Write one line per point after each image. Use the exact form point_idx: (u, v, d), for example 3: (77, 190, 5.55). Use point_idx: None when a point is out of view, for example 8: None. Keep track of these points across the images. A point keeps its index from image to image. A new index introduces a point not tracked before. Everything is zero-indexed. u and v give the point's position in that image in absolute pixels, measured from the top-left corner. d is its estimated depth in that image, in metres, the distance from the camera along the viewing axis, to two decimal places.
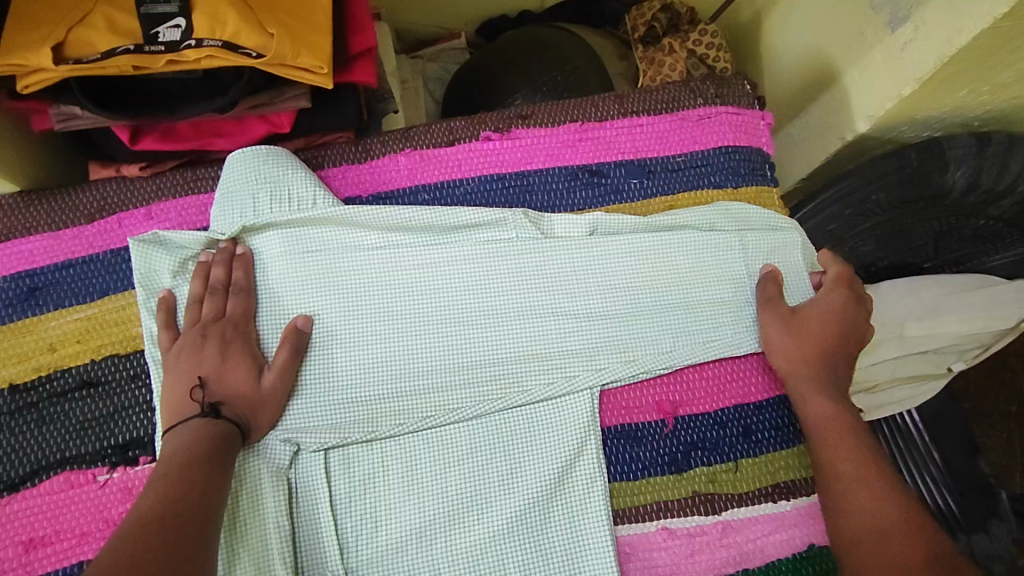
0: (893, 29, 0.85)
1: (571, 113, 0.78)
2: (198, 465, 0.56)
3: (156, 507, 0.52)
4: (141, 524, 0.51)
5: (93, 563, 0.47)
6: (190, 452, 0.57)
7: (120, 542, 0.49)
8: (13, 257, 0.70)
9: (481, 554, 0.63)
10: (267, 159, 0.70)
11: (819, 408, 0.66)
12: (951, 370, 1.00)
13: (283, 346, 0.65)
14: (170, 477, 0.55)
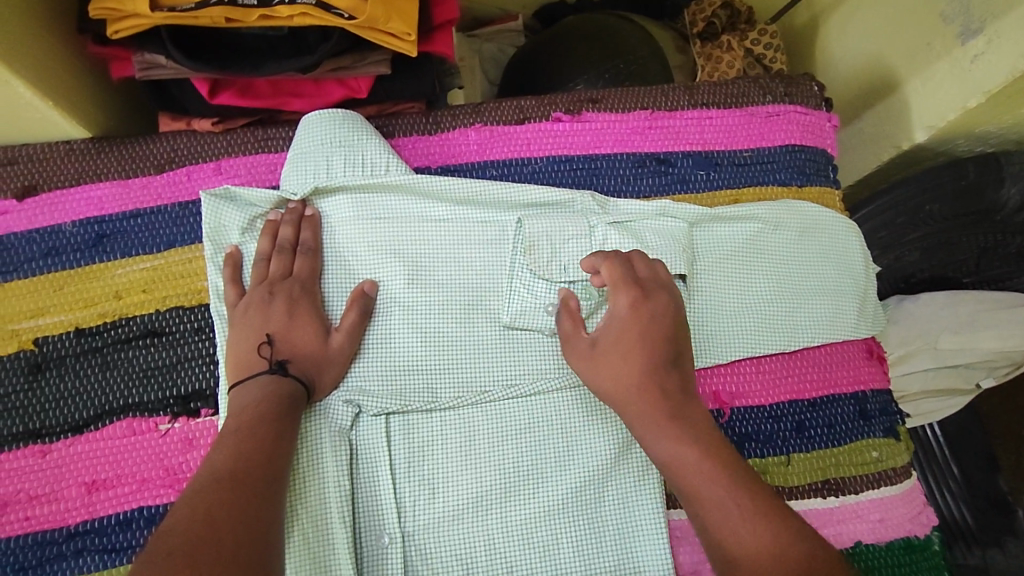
0: (963, 41, 0.84)
1: (640, 100, 0.78)
2: (267, 422, 0.56)
3: (227, 459, 0.52)
4: (215, 476, 0.50)
5: (169, 514, 0.47)
6: (259, 410, 0.57)
7: (194, 493, 0.49)
8: (82, 203, 0.70)
9: (535, 528, 0.64)
10: (342, 123, 0.69)
11: (661, 447, 0.55)
12: (978, 387, 0.99)
13: (350, 308, 0.65)
14: (241, 432, 0.55)
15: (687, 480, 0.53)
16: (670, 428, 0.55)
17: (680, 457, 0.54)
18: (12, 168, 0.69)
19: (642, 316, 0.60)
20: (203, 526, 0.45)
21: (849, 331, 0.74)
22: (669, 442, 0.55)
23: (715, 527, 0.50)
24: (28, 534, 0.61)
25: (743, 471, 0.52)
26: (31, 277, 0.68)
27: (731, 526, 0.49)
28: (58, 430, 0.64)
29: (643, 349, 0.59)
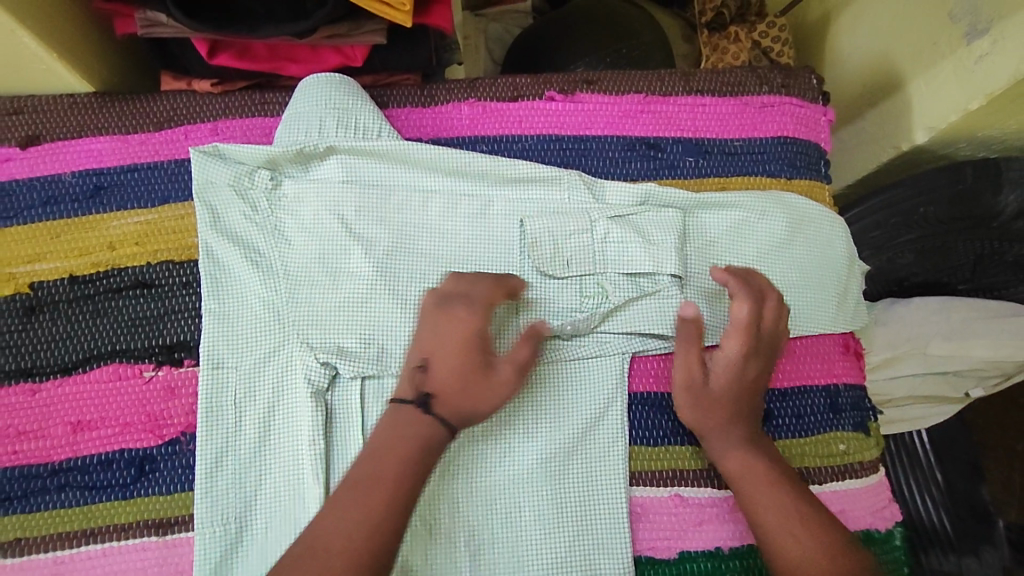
0: (969, 41, 0.83)
1: (636, 84, 0.78)
2: (406, 480, 0.54)
3: (353, 535, 0.51)
4: (335, 565, 0.49)
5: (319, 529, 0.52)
6: (393, 472, 0.54)
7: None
8: (81, 155, 0.72)
9: (497, 495, 0.66)
10: (338, 87, 0.71)
11: (731, 457, 0.64)
12: (967, 396, 0.96)
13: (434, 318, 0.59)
14: (375, 495, 0.53)
15: (749, 491, 0.62)
16: (746, 450, 0.64)
17: (741, 469, 0.63)
18: (17, 118, 0.71)
19: (745, 376, 0.65)
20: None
21: (826, 324, 0.74)
22: (739, 465, 0.63)
23: (776, 538, 0.58)
24: (15, 467, 0.64)
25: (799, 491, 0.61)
26: (29, 224, 0.70)
27: (784, 528, 0.58)
28: (48, 371, 0.67)
29: (741, 404, 0.65)
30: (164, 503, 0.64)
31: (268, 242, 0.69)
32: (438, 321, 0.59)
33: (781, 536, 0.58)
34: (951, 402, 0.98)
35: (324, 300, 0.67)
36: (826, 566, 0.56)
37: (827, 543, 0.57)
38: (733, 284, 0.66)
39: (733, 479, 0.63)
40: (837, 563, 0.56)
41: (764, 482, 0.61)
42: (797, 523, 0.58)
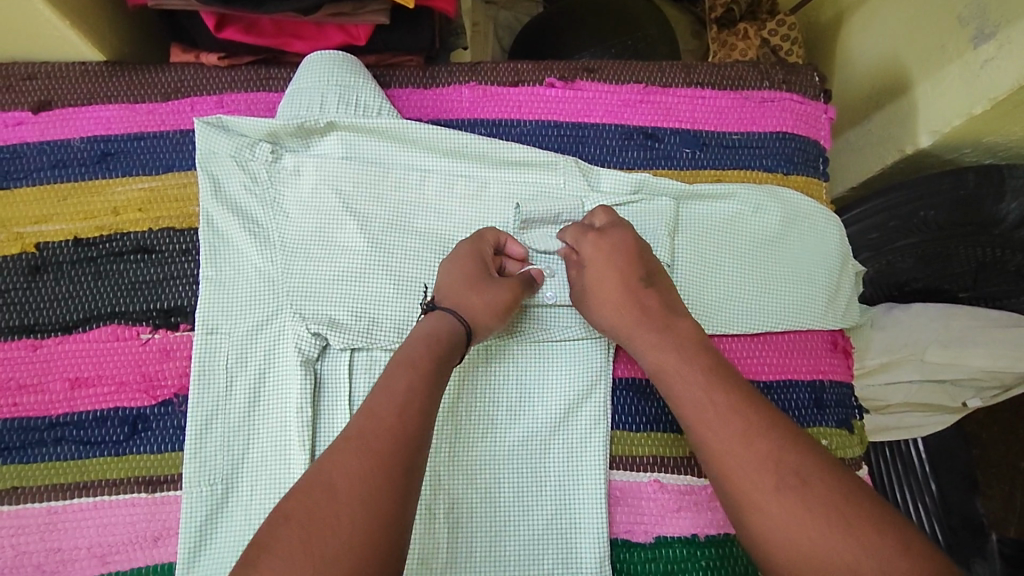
0: (976, 45, 0.82)
1: (636, 74, 0.79)
2: (421, 393, 0.54)
3: (392, 430, 0.51)
4: (376, 453, 0.49)
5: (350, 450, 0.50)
6: (407, 379, 0.55)
7: (359, 468, 0.48)
8: (91, 121, 0.74)
9: (479, 469, 0.66)
10: (341, 65, 0.72)
11: (654, 335, 0.62)
12: (965, 406, 0.95)
13: (451, 254, 0.66)
14: (399, 397, 0.53)
15: (729, 473, 0.53)
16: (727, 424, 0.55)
17: (663, 346, 0.61)
18: (30, 83, 0.74)
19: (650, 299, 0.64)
20: (307, 519, 0.46)
21: (814, 320, 0.75)
22: (720, 445, 0.54)
23: (698, 422, 0.57)
24: (14, 419, 0.66)
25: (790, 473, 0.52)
26: (38, 185, 0.72)
27: (704, 410, 0.56)
28: (49, 328, 0.69)
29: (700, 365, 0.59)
30: (155, 461, 0.66)
31: (267, 214, 0.71)
32: (453, 257, 0.66)
33: (701, 420, 0.56)
34: (948, 411, 0.97)
35: (318, 272, 0.69)
36: (743, 449, 0.53)
37: (743, 428, 0.54)
38: (584, 240, 0.67)
39: (656, 363, 0.62)
40: (757, 450, 0.53)
41: (686, 362, 0.60)
42: (716, 410, 0.56)
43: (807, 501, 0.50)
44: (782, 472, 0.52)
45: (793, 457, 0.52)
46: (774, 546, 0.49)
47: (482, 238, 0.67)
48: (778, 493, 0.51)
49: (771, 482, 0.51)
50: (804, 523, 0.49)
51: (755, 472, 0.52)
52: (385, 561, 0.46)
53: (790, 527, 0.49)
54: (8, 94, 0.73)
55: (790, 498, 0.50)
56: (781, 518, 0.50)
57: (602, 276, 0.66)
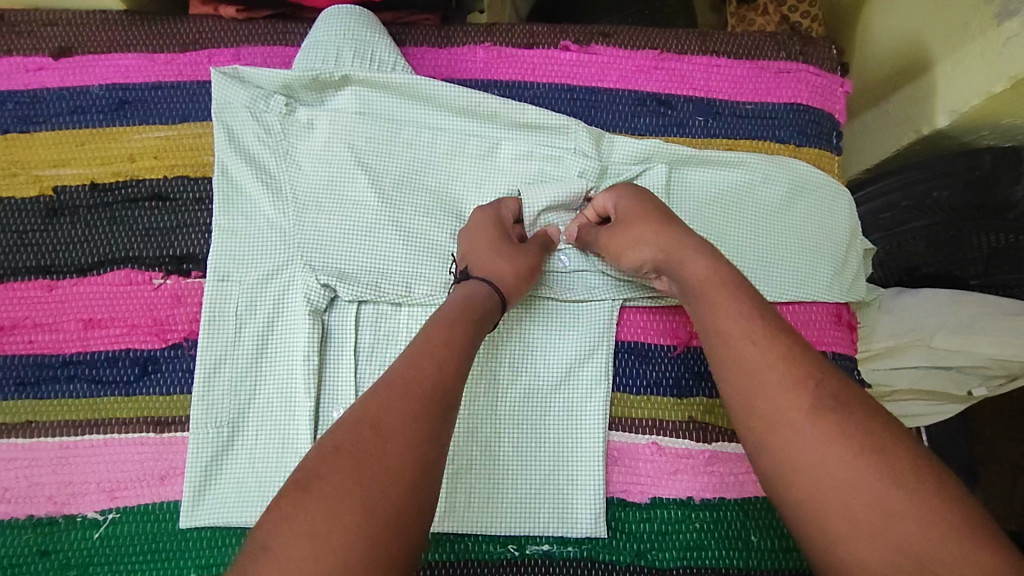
0: (1000, 22, 0.80)
1: (652, 40, 0.79)
2: (460, 349, 0.56)
3: (433, 380, 0.52)
4: (416, 399, 0.50)
5: (392, 394, 0.50)
6: (448, 336, 0.56)
7: (400, 413, 0.49)
8: (110, 69, 0.75)
9: (478, 423, 0.67)
10: (358, 21, 0.73)
11: (696, 271, 0.59)
12: (970, 395, 0.94)
13: (470, 225, 0.68)
14: (440, 350, 0.55)
15: (757, 396, 0.51)
16: (753, 345, 0.53)
17: (704, 283, 0.58)
18: (52, 30, 0.75)
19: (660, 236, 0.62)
20: (352, 452, 0.47)
21: (820, 292, 0.74)
22: (750, 361, 0.52)
23: (737, 356, 0.53)
24: (29, 355, 0.68)
25: (824, 400, 0.49)
26: (55, 131, 0.73)
27: (746, 347, 0.53)
28: (65, 270, 0.70)
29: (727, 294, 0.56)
30: (165, 403, 0.67)
31: (280, 166, 0.71)
32: (471, 229, 0.68)
33: (739, 355, 0.53)
34: (953, 400, 0.96)
35: (328, 225, 0.69)
36: (783, 385, 0.50)
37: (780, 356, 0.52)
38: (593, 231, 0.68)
39: (697, 296, 0.58)
40: (786, 378, 0.50)
41: (726, 297, 0.56)
42: (755, 344, 0.53)
43: (846, 438, 0.46)
44: (818, 408, 0.48)
45: (836, 397, 0.49)
46: (796, 475, 0.47)
47: (501, 205, 0.70)
48: (816, 432, 0.47)
49: (806, 421, 0.48)
50: (840, 465, 0.46)
51: (795, 408, 0.49)
52: (421, 501, 0.47)
53: (824, 468, 0.46)
54: (30, 40, 0.75)
55: (830, 437, 0.47)
56: (815, 458, 0.47)
57: (628, 232, 0.64)
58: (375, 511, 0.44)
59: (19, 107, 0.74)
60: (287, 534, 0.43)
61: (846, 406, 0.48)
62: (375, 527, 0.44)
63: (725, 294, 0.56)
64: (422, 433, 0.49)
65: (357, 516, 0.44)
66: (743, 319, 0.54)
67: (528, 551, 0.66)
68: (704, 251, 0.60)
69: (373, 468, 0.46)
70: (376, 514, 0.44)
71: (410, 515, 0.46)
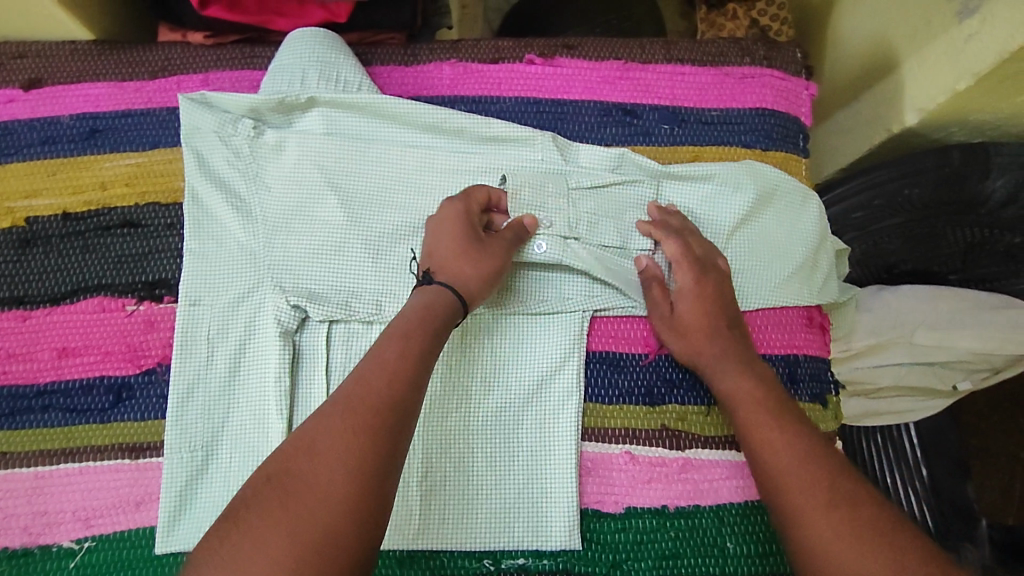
0: (960, 20, 0.80)
1: (616, 51, 0.79)
2: (411, 361, 0.55)
3: (378, 394, 0.52)
4: (360, 418, 0.51)
5: (333, 416, 0.51)
6: (399, 349, 0.56)
7: (340, 433, 0.50)
8: (80, 99, 0.76)
9: (452, 439, 0.67)
10: (322, 42, 0.74)
11: (732, 383, 0.65)
12: (955, 389, 0.95)
13: (437, 219, 0.68)
14: (390, 363, 0.55)
15: (779, 479, 0.57)
16: (780, 434, 0.59)
17: (742, 392, 0.64)
18: (22, 62, 0.76)
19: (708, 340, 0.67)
20: (287, 480, 0.48)
21: (791, 295, 0.75)
22: (777, 453, 0.58)
23: (768, 446, 0.59)
24: (5, 386, 0.69)
25: (838, 489, 0.54)
26: (27, 161, 0.74)
27: (779, 442, 0.59)
28: (38, 300, 0.71)
29: (767, 404, 0.62)
30: (139, 429, 0.67)
31: (249, 189, 0.72)
32: (437, 224, 0.67)
33: (769, 443, 0.59)
34: (938, 395, 0.97)
35: (298, 246, 0.70)
36: (805, 469, 0.56)
37: (808, 449, 0.58)
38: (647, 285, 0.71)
39: (730, 402, 0.64)
40: (808, 464, 0.56)
41: (765, 402, 0.62)
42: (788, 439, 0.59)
43: (853, 525, 0.51)
44: (831, 496, 0.53)
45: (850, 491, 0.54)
46: (807, 547, 0.52)
47: (467, 195, 0.69)
48: (830, 517, 0.52)
49: (820, 508, 0.53)
50: (842, 546, 0.50)
51: (813, 493, 0.54)
52: (360, 522, 0.47)
53: (831, 545, 0.50)
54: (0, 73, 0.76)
55: (836, 521, 0.51)
56: (823, 535, 0.51)
57: (673, 322, 0.69)
58: (305, 536, 0.45)
59: None
60: (217, 561, 0.44)
61: (862, 498, 0.53)
62: (304, 552, 0.44)
63: (765, 404, 0.62)
64: (361, 452, 0.49)
65: (286, 542, 0.44)
66: (783, 425, 0.60)
67: (504, 565, 0.66)
68: (743, 364, 0.66)
69: (306, 494, 0.47)
70: (305, 538, 0.45)
71: (348, 537, 0.46)
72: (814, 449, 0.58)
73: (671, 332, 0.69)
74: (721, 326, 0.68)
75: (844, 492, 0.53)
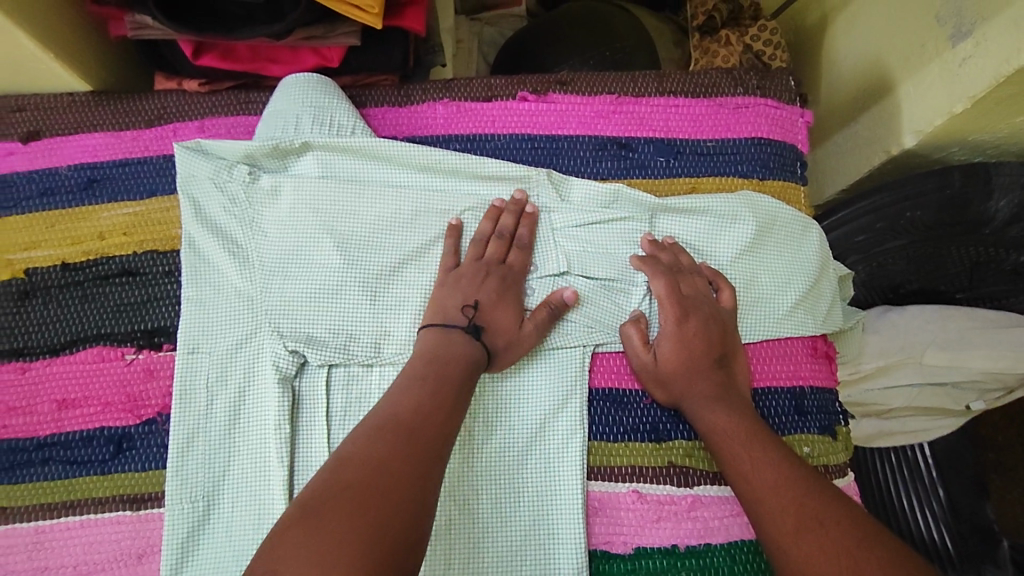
0: (954, 43, 0.80)
1: (609, 84, 0.80)
2: (448, 395, 0.59)
3: (423, 427, 0.55)
4: (412, 442, 0.53)
5: (383, 435, 0.53)
6: (434, 390, 0.58)
7: (392, 453, 0.51)
8: (78, 150, 0.76)
9: (454, 484, 0.66)
10: (316, 87, 0.74)
11: (715, 417, 0.64)
12: (968, 409, 0.93)
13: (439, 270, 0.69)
14: (427, 403, 0.57)
15: (761, 505, 0.56)
16: (766, 459, 0.59)
17: (724, 425, 0.63)
18: (20, 115, 0.77)
19: (694, 376, 0.66)
20: (359, 483, 0.48)
21: (795, 325, 0.74)
22: (758, 481, 0.58)
23: (751, 476, 0.59)
24: (5, 439, 0.68)
25: (814, 512, 0.53)
26: (27, 213, 0.75)
27: (760, 470, 0.59)
28: (38, 351, 0.71)
29: (749, 434, 0.62)
30: (139, 479, 0.67)
31: (246, 235, 0.72)
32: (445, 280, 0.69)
33: (751, 470, 0.59)
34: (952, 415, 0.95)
35: (295, 292, 0.70)
36: (784, 495, 0.56)
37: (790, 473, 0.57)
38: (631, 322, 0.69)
39: (710, 436, 0.64)
40: (789, 490, 0.56)
41: (746, 430, 0.62)
42: (770, 466, 0.58)
43: (831, 547, 0.50)
44: (808, 521, 0.53)
45: (830, 515, 0.53)
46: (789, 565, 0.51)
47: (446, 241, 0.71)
48: (808, 540, 0.51)
49: (797, 533, 0.52)
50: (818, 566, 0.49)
51: (791, 520, 0.54)
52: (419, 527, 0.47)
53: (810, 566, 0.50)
54: None
55: (814, 543, 0.51)
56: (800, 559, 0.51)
57: (659, 358, 0.67)
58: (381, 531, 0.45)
59: None
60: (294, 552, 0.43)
61: (839, 518, 0.52)
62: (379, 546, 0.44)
63: (747, 437, 0.62)
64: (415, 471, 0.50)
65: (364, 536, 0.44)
66: (762, 456, 0.60)
67: None
68: (728, 399, 0.65)
69: (377, 497, 0.47)
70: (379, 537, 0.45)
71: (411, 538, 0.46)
72: (793, 474, 0.57)
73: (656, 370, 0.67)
74: (707, 362, 0.67)
75: (823, 515, 0.53)
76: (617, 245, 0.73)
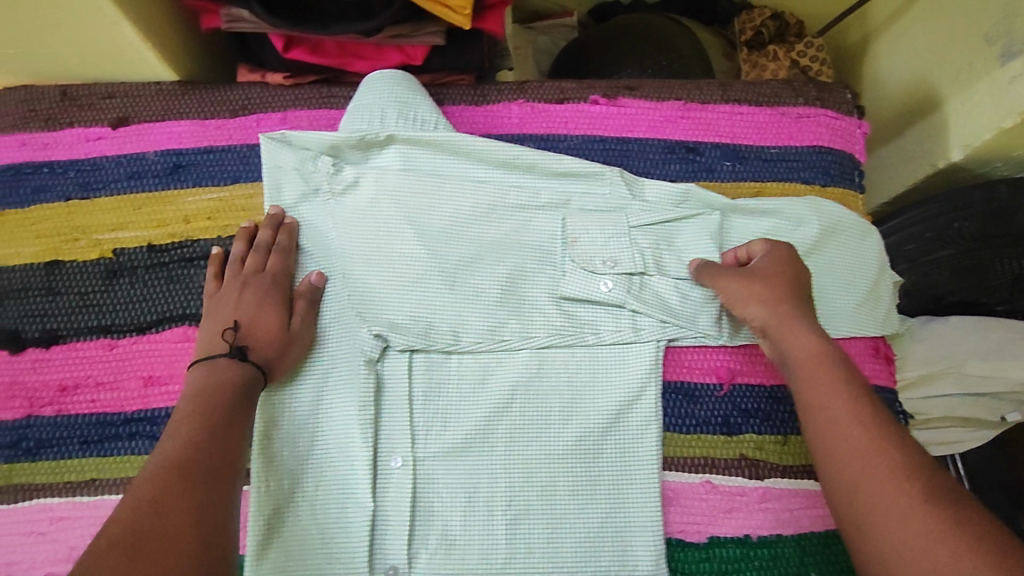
0: (1004, 62, 0.84)
1: (676, 91, 0.83)
2: (211, 414, 0.58)
3: (199, 453, 0.54)
4: (175, 469, 0.52)
5: (146, 468, 0.53)
6: (205, 414, 0.58)
7: (155, 489, 0.50)
8: (164, 136, 0.79)
9: (534, 470, 0.68)
10: (400, 84, 0.77)
11: (799, 347, 0.62)
12: (1006, 421, 0.91)
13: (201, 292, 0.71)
14: (201, 431, 0.57)
15: (842, 461, 0.54)
16: (845, 408, 0.56)
17: (807, 356, 0.61)
18: (111, 101, 0.80)
19: (776, 299, 0.66)
20: (149, 543, 0.46)
21: (858, 326, 0.76)
22: (841, 426, 0.55)
23: (831, 422, 0.56)
24: (92, 414, 0.70)
25: (908, 471, 0.51)
26: (114, 195, 0.77)
27: (843, 417, 0.56)
28: (123, 329, 0.72)
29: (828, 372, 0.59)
30: None
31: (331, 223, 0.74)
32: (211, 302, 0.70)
33: (832, 414, 0.56)
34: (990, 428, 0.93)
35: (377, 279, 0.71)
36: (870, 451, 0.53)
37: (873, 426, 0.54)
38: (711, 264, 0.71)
39: (794, 366, 0.61)
40: (875, 446, 0.53)
41: (827, 370, 0.59)
42: (855, 417, 0.55)
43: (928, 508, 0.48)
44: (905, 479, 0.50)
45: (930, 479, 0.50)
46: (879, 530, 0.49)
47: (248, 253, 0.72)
48: (906, 504, 0.49)
49: (894, 492, 0.50)
50: (914, 533, 0.47)
51: (891, 484, 0.50)
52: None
53: (905, 536, 0.47)
54: (89, 112, 0.79)
55: (910, 506, 0.49)
56: (899, 523, 0.48)
57: (744, 278, 0.68)
58: None
59: (79, 174, 0.78)
60: None
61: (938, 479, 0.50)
62: None
63: (826, 372, 0.59)
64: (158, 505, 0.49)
65: None
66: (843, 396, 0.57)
67: None
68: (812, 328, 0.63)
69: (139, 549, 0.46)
70: None
71: None
72: (879, 425, 0.54)
73: (737, 292, 0.68)
74: (793, 295, 0.66)
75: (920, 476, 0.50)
76: (688, 244, 0.76)
